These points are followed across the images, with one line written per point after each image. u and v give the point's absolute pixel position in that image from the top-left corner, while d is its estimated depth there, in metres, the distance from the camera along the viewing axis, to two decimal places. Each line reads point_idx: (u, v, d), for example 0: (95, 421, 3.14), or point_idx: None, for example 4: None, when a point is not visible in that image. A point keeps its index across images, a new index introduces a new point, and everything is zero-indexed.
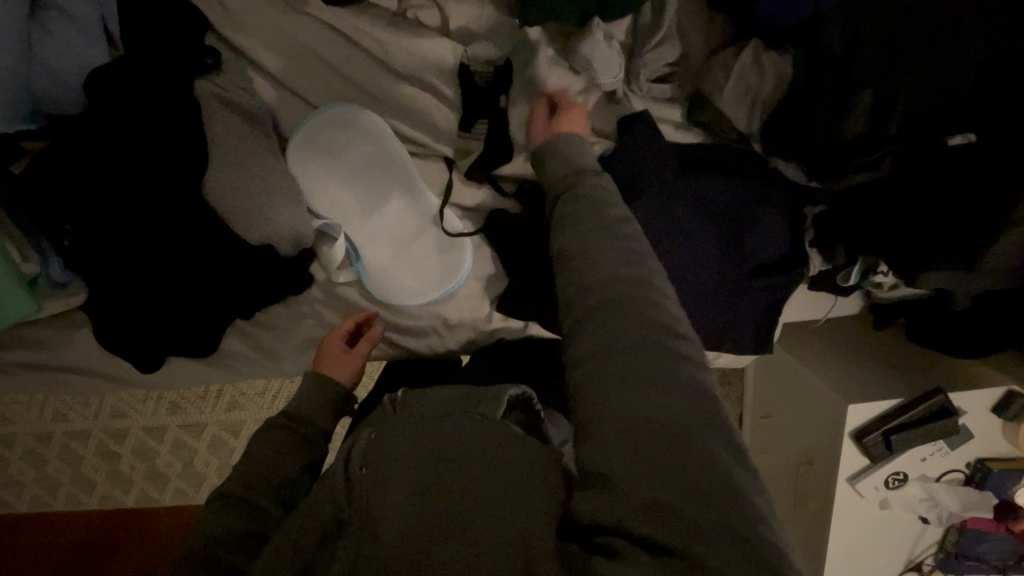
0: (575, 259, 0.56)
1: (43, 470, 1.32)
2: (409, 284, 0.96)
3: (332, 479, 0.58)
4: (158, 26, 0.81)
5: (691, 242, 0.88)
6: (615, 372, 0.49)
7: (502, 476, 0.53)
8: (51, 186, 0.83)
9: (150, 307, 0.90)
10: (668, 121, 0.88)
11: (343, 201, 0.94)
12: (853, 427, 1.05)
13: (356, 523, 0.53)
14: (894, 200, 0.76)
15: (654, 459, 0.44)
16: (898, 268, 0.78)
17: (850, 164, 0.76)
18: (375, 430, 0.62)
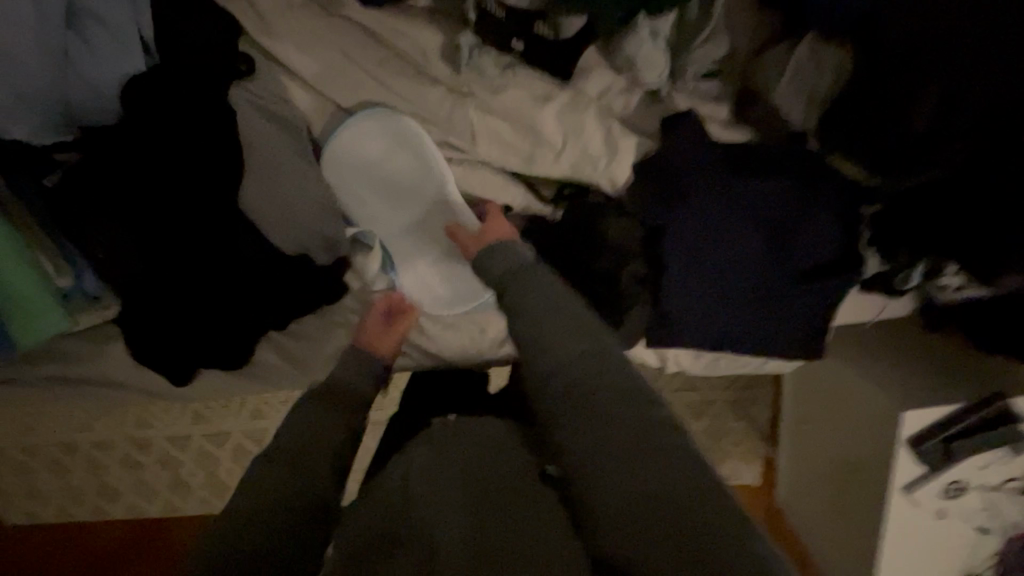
0: (537, 325, 0.57)
1: (72, 480, 1.32)
2: (445, 295, 0.93)
3: (384, 495, 0.52)
4: (193, 33, 0.80)
5: (734, 247, 0.86)
6: (596, 456, 0.47)
7: (544, 534, 0.47)
8: (88, 197, 0.82)
9: (183, 318, 0.89)
10: (715, 120, 0.85)
11: (372, 205, 0.90)
12: (909, 435, 0.99)
13: (397, 543, 0.47)
14: (964, 199, 0.69)
15: (656, 532, 0.43)
16: (970, 267, 0.72)
17: (913, 160, 0.70)
18: (428, 446, 0.58)
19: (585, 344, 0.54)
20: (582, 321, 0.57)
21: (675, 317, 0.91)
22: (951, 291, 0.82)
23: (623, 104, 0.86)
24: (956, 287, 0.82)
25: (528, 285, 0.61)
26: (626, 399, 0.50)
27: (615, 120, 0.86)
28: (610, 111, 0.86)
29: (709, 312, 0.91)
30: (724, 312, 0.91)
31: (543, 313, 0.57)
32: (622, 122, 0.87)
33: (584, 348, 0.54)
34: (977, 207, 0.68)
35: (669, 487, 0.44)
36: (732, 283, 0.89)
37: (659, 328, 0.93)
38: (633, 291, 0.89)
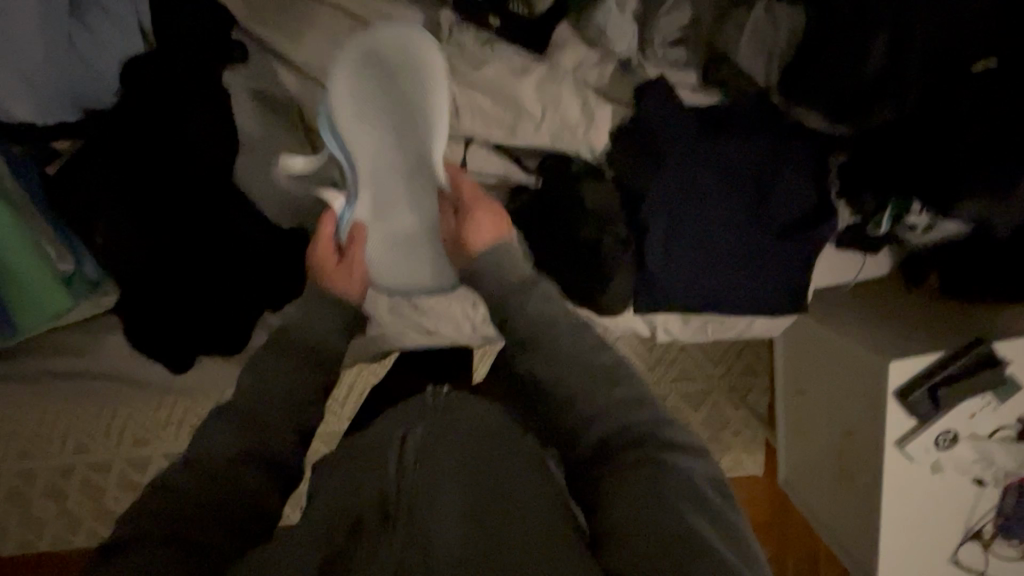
0: (554, 364, 0.62)
1: (65, 505, 1.31)
2: (412, 262, 0.91)
3: (375, 465, 0.59)
4: (182, 22, 0.83)
5: (711, 206, 0.90)
6: (624, 485, 0.52)
7: (546, 520, 0.52)
8: (86, 185, 0.86)
9: (183, 300, 0.92)
10: (684, 85, 0.90)
11: (358, 156, 0.84)
12: (897, 387, 1.01)
13: (394, 511, 0.53)
14: (923, 134, 0.75)
15: (656, 542, 0.47)
16: (930, 202, 0.77)
17: (873, 102, 0.75)
18: (427, 426, 0.63)
19: (619, 390, 0.59)
20: (607, 367, 0.62)
21: (659, 281, 0.94)
22: (919, 233, 0.86)
23: (597, 75, 0.91)
24: (923, 229, 0.85)
25: (541, 320, 0.66)
26: (645, 436, 0.55)
27: (590, 91, 0.91)
28: (585, 82, 0.91)
29: (691, 273, 0.93)
30: (706, 272, 0.93)
31: (567, 361, 0.62)
32: (597, 93, 0.92)
33: (621, 393, 0.59)
34: (933, 137, 0.74)
35: (673, 513, 0.49)
36: (712, 242, 0.92)
37: (646, 294, 0.96)
38: (614, 253, 0.90)
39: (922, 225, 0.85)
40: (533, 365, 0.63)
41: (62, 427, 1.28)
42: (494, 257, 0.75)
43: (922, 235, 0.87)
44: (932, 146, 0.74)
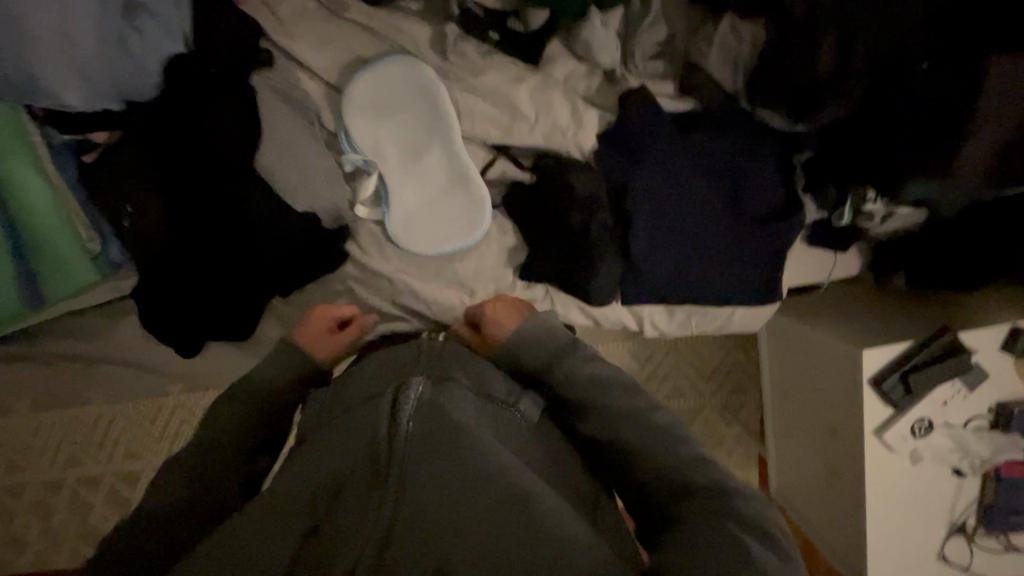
0: (632, 425, 0.70)
1: None
2: (429, 232, 1.04)
3: (370, 421, 0.63)
4: (212, 28, 0.93)
5: (690, 198, 1.00)
6: (700, 521, 0.60)
7: (538, 501, 0.58)
8: (118, 173, 0.94)
9: (199, 282, 0.99)
10: (663, 95, 1.01)
11: (381, 137, 1.01)
12: (871, 374, 1.07)
13: (385, 467, 0.58)
14: (871, 124, 0.88)
15: (718, 569, 0.55)
16: (882, 184, 0.88)
17: (824, 98, 0.86)
18: (428, 386, 0.65)
19: (667, 432, 0.70)
20: (664, 419, 0.71)
21: (644, 269, 1.01)
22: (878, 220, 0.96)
23: (585, 85, 1.02)
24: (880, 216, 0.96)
25: (596, 369, 0.77)
26: (705, 471, 0.66)
27: (579, 100, 1.02)
28: (574, 92, 1.02)
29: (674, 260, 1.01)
30: (687, 260, 1.02)
31: (630, 412, 0.71)
32: (585, 100, 1.02)
33: (671, 437, 0.69)
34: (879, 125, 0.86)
35: (733, 542, 0.58)
36: (692, 233, 1.01)
37: (632, 281, 1.03)
38: (603, 240, 0.99)
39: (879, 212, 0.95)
40: (594, 427, 0.72)
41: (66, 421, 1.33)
42: (534, 333, 0.83)
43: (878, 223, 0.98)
44: (879, 131, 0.87)
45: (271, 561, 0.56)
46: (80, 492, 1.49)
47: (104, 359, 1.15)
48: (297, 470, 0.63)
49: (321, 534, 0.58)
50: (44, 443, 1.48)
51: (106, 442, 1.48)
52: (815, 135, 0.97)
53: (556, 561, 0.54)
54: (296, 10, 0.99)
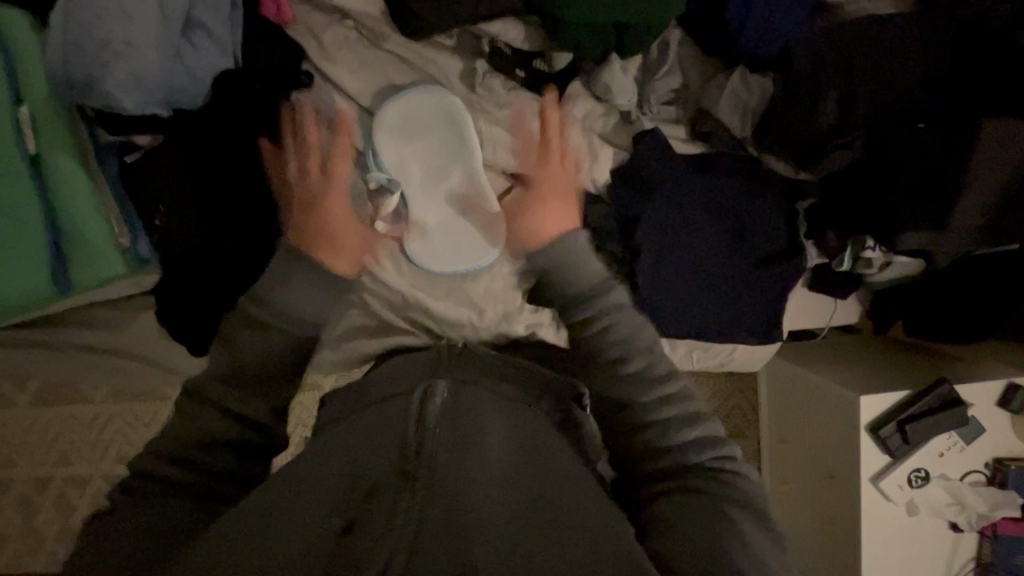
0: (640, 396, 0.75)
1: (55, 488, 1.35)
2: (446, 252, 1.09)
3: (399, 418, 0.70)
4: (260, 49, 1.00)
5: (698, 235, 1.04)
6: (696, 496, 0.66)
7: (571, 494, 0.63)
8: (156, 174, 1.00)
9: (219, 282, 1.03)
10: (676, 137, 1.07)
11: (408, 161, 1.07)
12: (868, 421, 1.08)
13: (413, 456, 0.63)
14: (868, 176, 0.92)
15: (710, 549, 0.60)
16: (878, 234, 0.92)
17: (826, 148, 0.93)
18: (450, 387, 0.73)
19: (685, 416, 0.73)
20: (683, 402, 0.75)
21: (650, 301, 1.04)
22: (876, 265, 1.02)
23: (603, 125, 1.08)
24: (879, 260, 1.02)
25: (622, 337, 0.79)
26: (710, 457, 0.71)
27: (596, 136, 1.08)
28: (593, 129, 1.08)
29: (680, 294, 1.05)
30: (692, 295, 1.05)
31: (649, 396, 0.75)
32: (601, 138, 1.08)
33: (682, 417, 0.73)
34: (872, 174, 0.91)
35: (729, 529, 0.63)
36: (699, 269, 1.05)
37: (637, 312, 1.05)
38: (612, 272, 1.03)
39: (878, 258, 1.01)
40: (629, 406, 0.75)
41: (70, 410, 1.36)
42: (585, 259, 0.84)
43: (878, 269, 1.05)
44: (879, 180, 0.90)
45: (304, 532, 0.57)
46: (69, 490, 1.48)
47: (116, 351, 1.18)
48: (323, 458, 0.68)
49: (356, 527, 0.56)
50: (38, 438, 1.48)
51: (100, 442, 1.48)
52: (819, 183, 1.02)
53: (580, 535, 0.58)
54: (339, 38, 1.06)
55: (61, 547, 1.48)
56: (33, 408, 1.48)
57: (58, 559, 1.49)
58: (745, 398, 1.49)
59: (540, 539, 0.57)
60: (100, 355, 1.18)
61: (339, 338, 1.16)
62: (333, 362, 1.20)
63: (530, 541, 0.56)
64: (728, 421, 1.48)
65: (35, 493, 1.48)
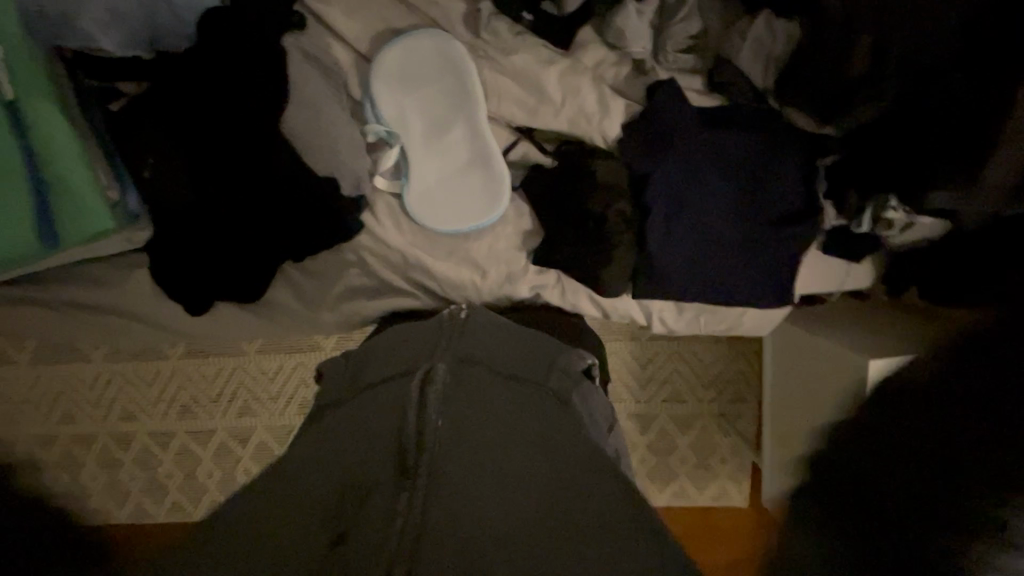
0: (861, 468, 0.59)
1: (162, 467, 1.50)
2: (445, 209, 1.05)
3: (399, 398, 0.66)
4: None
5: (712, 192, 1.01)
6: None
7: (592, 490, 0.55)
8: (142, 122, 0.96)
9: (210, 243, 1.00)
10: (692, 89, 1.03)
11: (409, 111, 1.03)
12: (878, 385, 1.06)
13: (413, 436, 0.59)
14: (898, 130, 0.88)
15: None
16: (909, 194, 0.88)
17: (854, 99, 0.89)
18: (451, 368, 0.70)
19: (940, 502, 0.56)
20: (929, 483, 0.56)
21: (658, 260, 1.02)
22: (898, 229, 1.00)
23: (614, 74, 1.03)
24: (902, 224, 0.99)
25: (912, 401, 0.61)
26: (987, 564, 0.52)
27: (608, 87, 1.03)
28: (604, 80, 1.03)
29: (694, 254, 1.03)
30: (705, 256, 1.03)
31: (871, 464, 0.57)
32: (611, 88, 1.03)
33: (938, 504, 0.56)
34: (902, 129, 0.87)
35: None
36: (711, 229, 1.02)
37: (643, 273, 1.04)
38: (617, 232, 1.01)
39: (901, 222, 0.98)
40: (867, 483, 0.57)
41: (170, 395, 1.47)
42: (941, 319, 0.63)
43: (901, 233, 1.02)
44: (909, 135, 0.86)
45: (295, 547, 0.48)
46: (76, 447, 1.49)
47: (108, 310, 1.14)
48: (325, 439, 0.65)
49: (343, 543, 0.48)
50: (40, 397, 1.47)
51: (102, 402, 1.48)
52: (840, 141, 0.99)
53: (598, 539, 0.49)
54: None
55: None
56: (34, 368, 1.46)
57: None
58: (748, 364, 1.51)
59: (552, 520, 0.51)
60: (93, 314, 1.15)
61: (336, 300, 1.12)
62: (332, 324, 1.15)
63: (541, 524, 0.50)
64: (730, 385, 1.51)
65: (41, 453, 1.49)
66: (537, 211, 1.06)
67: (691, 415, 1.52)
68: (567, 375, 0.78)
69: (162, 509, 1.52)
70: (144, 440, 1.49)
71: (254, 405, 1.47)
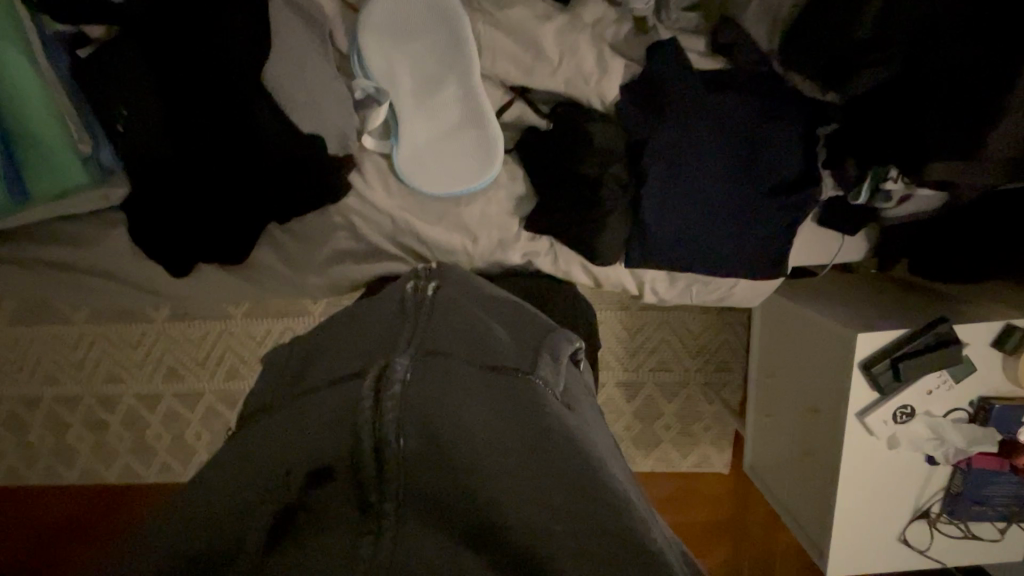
0: None
1: (149, 430, 1.49)
2: (435, 171, 1.01)
3: (347, 405, 0.51)
4: None
5: (709, 159, 0.99)
6: None
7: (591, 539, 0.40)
8: (105, 70, 0.88)
9: (192, 205, 0.96)
10: (694, 50, 1.00)
11: (398, 67, 0.98)
12: (862, 358, 1.07)
13: (370, 457, 0.46)
14: (903, 96, 0.85)
15: None
16: (909, 163, 0.87)
17: (861, 63, 0.85)
18: (415, 362, 0.54)
19: None
20: None
21: (653, 229, 1.01)
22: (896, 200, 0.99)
23: (614, 32, 0.99)
24: (899, 194, 0.98)
25: None
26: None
27: (607, 46, 0.99)
28: (603, 38, 0.99)
29: (690, 224, 1.01)
30: (701, 227, 1.02)
31: None
32: (611, 48, 1.00)
33: None
34: (905, 97, 0.85)
35: None
36: (707, 198, 1.00)
37: (638, 241, 1.03)
38: (613, 198, 0.98)
39: (898, 190, 0.98)
40: None
41: (157, 356, 1.45)
42: None
43: (895, 210, 1.03)
44: (915, 103, 0.84)
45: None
46: (61, 407, 1.47)
47: (85, 270, 1.10)
48: (249, 451, 0.50)
49: None
50: (20, 357, 1.44)
51: (86, 363, 1.45)
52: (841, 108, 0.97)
53: None
54: None
55: (60, 462, 1.51)
56: (11, 327, 1.42)
57: (57, 475, 1.52)
58: (736, 333, 1.52)
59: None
60: (70, 274, 1.11)
61: (323, 263, 1.09)
62: (320, 288, 1.13)
63: None
64: (718, 355, 1.53)
65: (26, 412, 1.48)
66: (531, 176, 1.04)
67: (678, 384, 1.54)
68: (555, 368, 0.58)
69: (151, 470, 1.52)
70: (131, 400, 1.48)
71: (242, 367, 1.46)
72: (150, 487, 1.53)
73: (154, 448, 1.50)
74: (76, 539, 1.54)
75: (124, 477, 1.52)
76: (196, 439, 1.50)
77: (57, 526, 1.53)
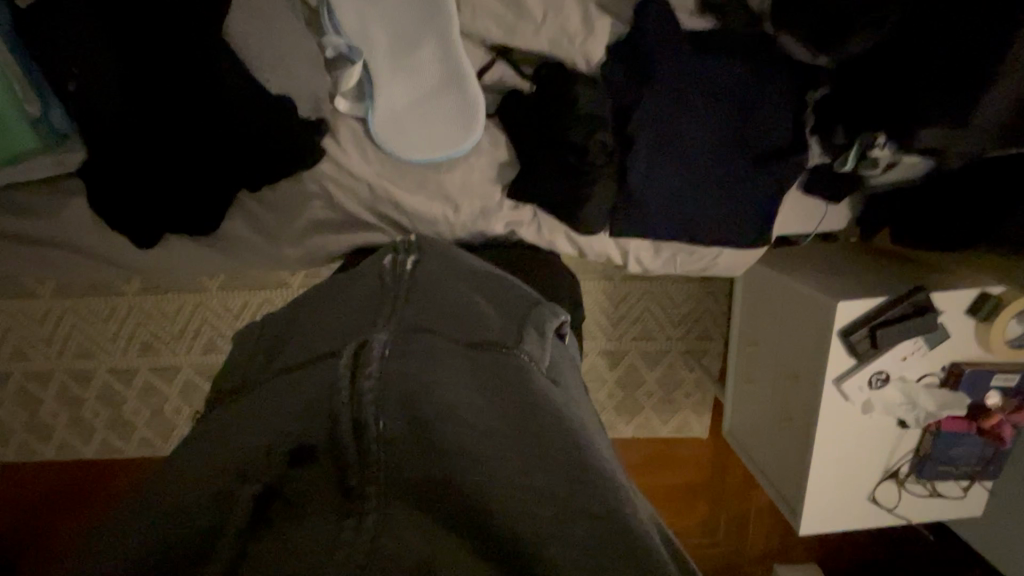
0: None
1: (127, 404, 1.46)
2: (415, 136, 0.97)
3: (324, 386, 0.49)
4: None
5: (696, 127, 0.96)
6: None
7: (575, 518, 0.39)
8: (50, 23, 0.81)
9: (155, 172, 0.91)
10: (684, 8, 0.95)
11: (373, 24, 0.93)
12: (841, 326, 1.09)
13: (349, 441, 0.45)
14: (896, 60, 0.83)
15: None
16: (897, 129, 0.85)
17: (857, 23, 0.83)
18: (394, 341, 0.52)
19: None
20: None
21: (639, 198, 0.99)
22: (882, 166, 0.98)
23: None
24: (887, 160, 0.96)
25: None
26: None
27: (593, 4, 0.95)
28: None
29: (676, 194, 1.00)
30: (687, 196, 1.00)
31: None
32: (597, 7, 0.95)
33: None
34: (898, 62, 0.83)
35: None
36: (694, 167, 0.98)
37: (624, 210, 1.01)
38: (602, 161, 0.95)
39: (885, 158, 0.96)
40: None
41: (130, 329, 1.40)
42: None
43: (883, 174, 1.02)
44: (908, 67, 0.82)
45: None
46: (32, 383, 1.43)
47: (44, 242, 1.04)
48: (223, 435, 0.48)
49: None
50: None
51: (55, 338, 1.40)
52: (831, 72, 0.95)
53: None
54: None
55: (34, 439, 1.47)
56: None
57: (32, 452, 1.48)
58: (719, 302, 1.53)
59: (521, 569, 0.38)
60: (29, 246, 1.05)
61: (299, 233, 1.05)
62: (297, 259, 1.09)
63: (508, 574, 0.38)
64: (700, 324, 1.54)
65: None
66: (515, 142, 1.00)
67: (661, 353, 1.55)
68: (541, 342, 0.57)
69: (131, 444, 1.49)
70: (106, 375, 1.43)
71: (220, 340, 1.43)
72: (131, 461, 1.51)
73: (133, 423, 1.47)
74: (58, 515, 1.52)
75: (104, 452, 1.49)
76: (176, 414, 1.48)
77: (37, 502, 1.51)
